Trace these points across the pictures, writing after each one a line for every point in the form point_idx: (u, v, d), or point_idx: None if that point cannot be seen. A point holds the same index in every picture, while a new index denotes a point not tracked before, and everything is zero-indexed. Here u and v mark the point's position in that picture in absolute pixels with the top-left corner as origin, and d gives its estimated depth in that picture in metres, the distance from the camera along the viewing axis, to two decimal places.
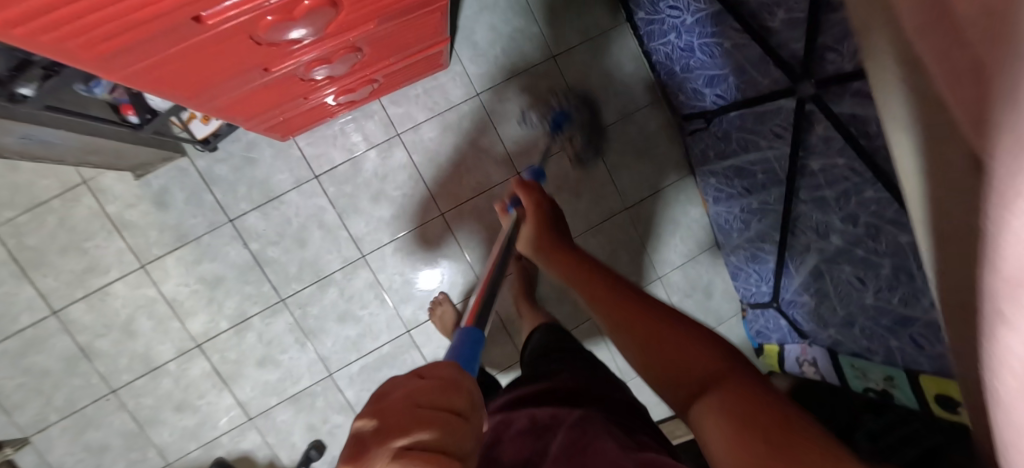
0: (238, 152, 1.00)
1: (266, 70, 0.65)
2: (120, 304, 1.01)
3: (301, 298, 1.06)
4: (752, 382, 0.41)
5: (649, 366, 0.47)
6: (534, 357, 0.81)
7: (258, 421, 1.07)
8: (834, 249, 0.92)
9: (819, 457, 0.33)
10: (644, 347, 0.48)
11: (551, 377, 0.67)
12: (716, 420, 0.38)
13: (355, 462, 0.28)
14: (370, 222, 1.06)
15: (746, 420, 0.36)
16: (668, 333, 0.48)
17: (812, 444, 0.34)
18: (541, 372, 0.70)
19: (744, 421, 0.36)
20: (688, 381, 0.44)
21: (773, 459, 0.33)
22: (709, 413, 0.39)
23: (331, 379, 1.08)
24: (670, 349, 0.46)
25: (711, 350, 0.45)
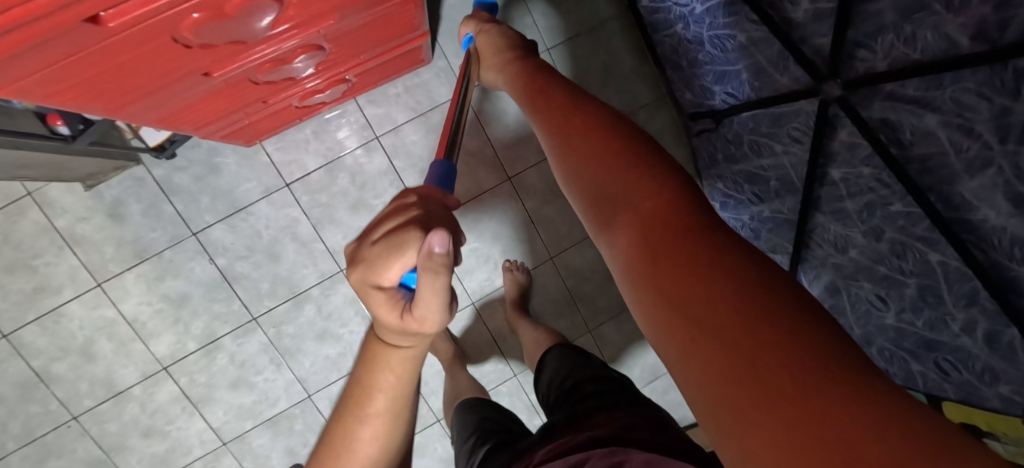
0: (199, 159, 0.91)
1: (207, 74, 0.55)
2: (76, 326, 0.92)
3: (275, 317, 0.97)
4: (682, 200, 0.33)
5: (578, 184, 0.40)
6: (561, 395, 0.67)
7: (233, 445, 1.01)
8: (853, 264, 0.84)
9: (724, 287, 0.26)
10: (580, 168, 0.40)
11: (592, 421, 0.52)
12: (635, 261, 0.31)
13: (358, 263, 0.36)
14: (348, 233, 0.97)
15: (653, 248, 0.31)
16: (605, 150, 0.39)
17: (725, 274, 0.27)
18: (578, 417, 0.55)
19: (650, 248, 0.31)
20: (612, 200, 0.36)
21: (668, 289, 0.28)
22: (617, 239, 0.34)
23: (310, 401, 1.01)
24: (601, 168, 0.38)
25: (649, 172, 0.36)
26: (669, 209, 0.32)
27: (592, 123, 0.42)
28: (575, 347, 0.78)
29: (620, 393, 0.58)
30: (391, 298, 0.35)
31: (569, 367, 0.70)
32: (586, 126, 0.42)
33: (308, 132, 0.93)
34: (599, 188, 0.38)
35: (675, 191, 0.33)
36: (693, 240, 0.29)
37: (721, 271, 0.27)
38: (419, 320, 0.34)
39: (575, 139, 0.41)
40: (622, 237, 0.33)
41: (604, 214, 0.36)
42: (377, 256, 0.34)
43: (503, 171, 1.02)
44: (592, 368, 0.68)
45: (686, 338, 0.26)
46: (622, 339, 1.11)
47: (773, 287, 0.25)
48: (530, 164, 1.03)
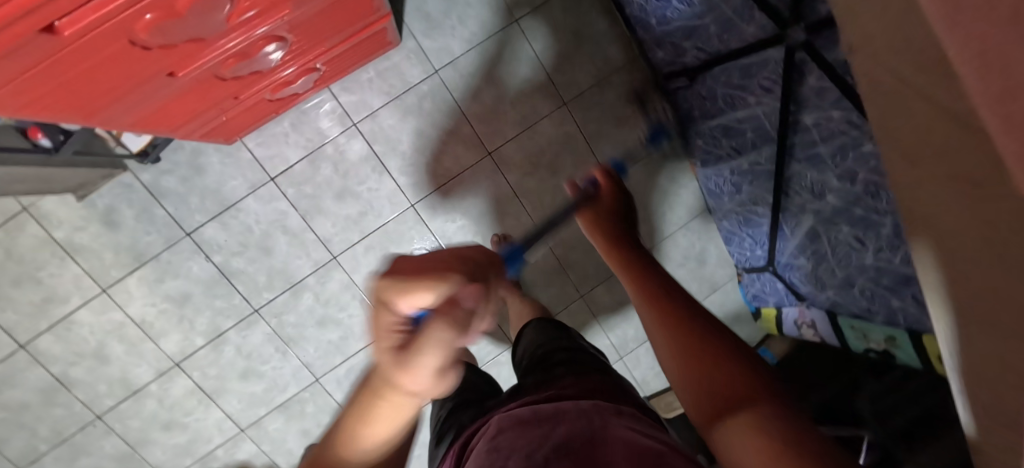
0: (184, 161, 0.93)
1: (173, 74, 0.56)
2: (88, 332, 0.97)
3: (275, 307, 1.01)
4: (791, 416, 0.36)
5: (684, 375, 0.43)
6: (532, 359, 0.70)
7: (250, 431, 1.06)
8: (830, 209, 0.85)
9: None
10: (683, 362, 0.44)
11: (560, 381, 0.56)
12: (753, 443, 0.35)
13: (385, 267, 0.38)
14: (337, 221, 0.99)
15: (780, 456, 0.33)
16: (710, 351, 0.43)
17: None
18: (547, 377, 0.60)
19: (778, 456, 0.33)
20: (723, 398, 0.39)
21: None
22: (737, 437, 0.36)
23: (318, 384, 1.06)
24: (710, 368, 0.42)
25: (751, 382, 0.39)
26: (779, 409, 0.37)
27: (689, 315, 0.47)
28: (553, 320, 0.80)
29: (590, 361, 0.61)
30: (398, 322, 0.37)
31: (541, 338, 0.73)
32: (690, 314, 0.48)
33: (286, 125, 0.94)
34: (704, 386, 0.41)
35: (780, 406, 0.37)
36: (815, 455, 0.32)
37: None
38: (411, 368, 0.36)
39: (678, 323, 0.47)
40: (739, 420, 0.37)
41: (715, 410, 0.39)
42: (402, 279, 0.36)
43: (483, 147, 1.03)
44: (563, 338, 0.72)
45: None
46: (614, 301, 1.14)
47: None
48: (509, 138, 1.04)
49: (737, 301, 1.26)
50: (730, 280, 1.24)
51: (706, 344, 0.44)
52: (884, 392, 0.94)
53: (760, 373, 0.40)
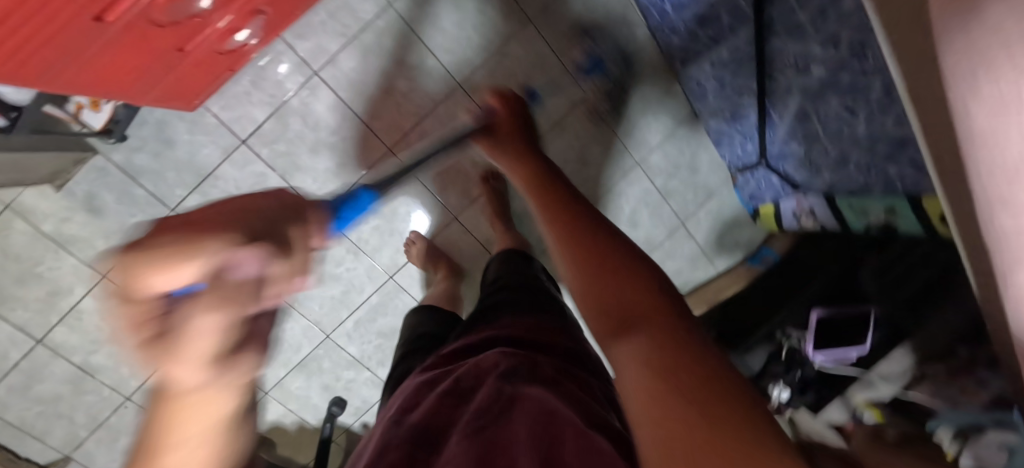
0: (152, 136, 0.91)
1: (100, 19, 0.53)
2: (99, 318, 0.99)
3: None
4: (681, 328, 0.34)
5: (587, 296, 0.40)
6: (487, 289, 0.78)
7: (275, 393, 1.10)
8: (817, 82, 0.81)
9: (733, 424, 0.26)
10: (588, 284, 0.40)
11: (501, 323, 0.65)
12: (633, 356, 0.32)
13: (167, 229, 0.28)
14: (318, 176, 0.99)
15: (663, 368, 0.30)
16: (615, 275, 0.39)
17: (726, 406, 0.27)
18: (490, 315, 0.69)
19: (663, 369, 0.30)
20: (620, 316, 0.37)
21: (677, 411, 0.27)
22: (626, 354, 0.33)
23: (330, 340, 1.08)
24: (611, 290, 0.39)
25: (651, 295, 0.37)
26: (667, 323, 0.35)
27: (600, 239, 0.43)
28: (519, 251, 0.87)
29: (528, 304, 0.70)
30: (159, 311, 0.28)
31: (500, 268, 0.80)
32: (592, 230, 0.45)
33: (246, 83, 0.91)
34: (607, 304, 0.38)
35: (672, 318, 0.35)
36: (702, 365, 0.30)
37: (714, 396, 0.28)
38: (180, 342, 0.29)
39: (589, 236, 0.45)
40: (634, 337, 0.34)
41: (614, 327, 0.36)
42: (185, 237, 0.28)
43: (451, 79, 1.01)
44: (519, 271, 0.79)
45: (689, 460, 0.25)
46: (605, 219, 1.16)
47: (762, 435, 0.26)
48: (478, 66, 1.01)
49: (735, 204, 1.23)
50: (725, 185, 1.21)
51: (607, 250, 0.42)
52: (888, 266, 0.92)
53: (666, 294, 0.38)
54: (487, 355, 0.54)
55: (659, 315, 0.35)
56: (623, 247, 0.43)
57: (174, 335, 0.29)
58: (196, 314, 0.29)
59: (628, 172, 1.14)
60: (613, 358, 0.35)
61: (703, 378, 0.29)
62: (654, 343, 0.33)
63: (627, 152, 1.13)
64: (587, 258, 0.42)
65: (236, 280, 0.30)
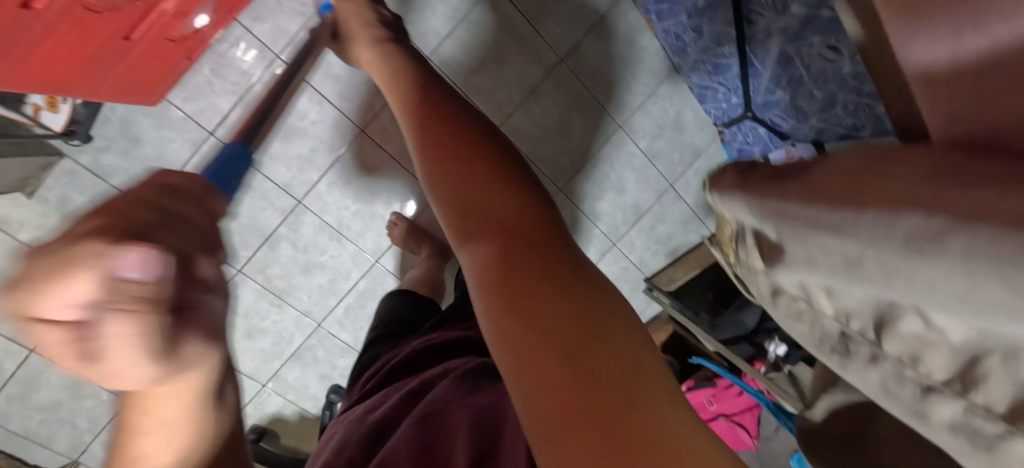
0: (118, 134, 0.89)
1: (27, 6, 0.50)
2: None
3: (257, 264, 1.00)
4: (549, 243, 0.33)
5: (450, 197, 0.38)
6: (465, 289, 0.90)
7: (272, 385, 1.09)
8: (798, 20, 0.80)
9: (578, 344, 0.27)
10: (453, 187, 0.38)
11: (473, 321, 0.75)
12: (489, 270, 0.32)
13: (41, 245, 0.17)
14: (291, 163, 0.96)
15: (518, 287, 0.30)
16: (484, 181, 0.37)
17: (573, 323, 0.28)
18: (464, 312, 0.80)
19: (517, 288, 0.30)
20: (482, 224, 0.35)
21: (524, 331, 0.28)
22: (482, 266, 0.33)
23: (322, 329, 1.07)
24: (477, 195, 0.37)
25: (519, 203, 0.36)
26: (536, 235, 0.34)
27: (479, 145, 0.40)
28: None
29: None
30: (65, 353, 0.16)
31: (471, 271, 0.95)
32: (453, 136, 0.42)
33: (207, 72, 0.88)
34: (471, 210, 0.36)
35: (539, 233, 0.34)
36: (559, 284, 0.30)
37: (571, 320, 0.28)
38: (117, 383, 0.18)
39: (450, 144, 0.41)
40: (492, 249, 0.33)
41: (470, 232, 0.35)
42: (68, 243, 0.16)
43: None
44: None
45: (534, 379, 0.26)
46: (593, 187, 1.13)
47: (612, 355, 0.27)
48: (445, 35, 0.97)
49: (724, 162, 1.20)
50: (712, 142, 1.18)
51: (466, 159, 0.39)
52: None
53: (540, 204, 0.37)
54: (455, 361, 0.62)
55: (515, 226, 0.34)
56: (486, 149, 0.40)
57: (89, 362, 0.17)
58: (98, 333, 0.16)
59: (611, 135, 1.10)
60: (466, 265, 0.35)
61: (548, 299, 0.29)
62: (504, 264, 0.32)
63: (609, 116, 1.09)
64: (445, 169, 0.39)
65: (127, 294, 0.17)
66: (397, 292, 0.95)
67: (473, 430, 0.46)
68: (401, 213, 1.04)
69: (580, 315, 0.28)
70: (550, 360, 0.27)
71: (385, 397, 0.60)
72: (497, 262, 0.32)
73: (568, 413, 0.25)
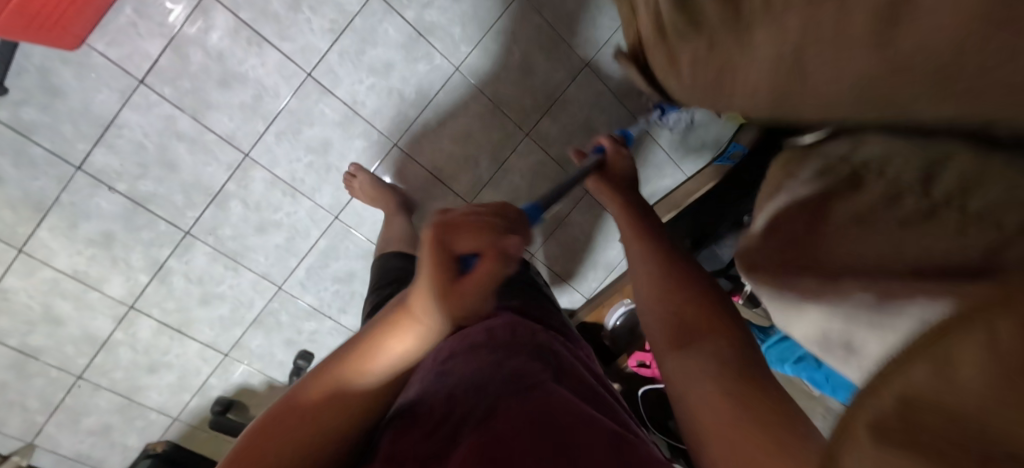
0: (36, 85, 0.80)
1: None
2: (26, 296, 0.91)
3: (206, 224, 0.94)
4: (741, 354, 0.45)
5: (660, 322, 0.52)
6: None
7: (235, 354, 1.04)
8: None
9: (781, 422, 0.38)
10: (661, 307, 0.53)
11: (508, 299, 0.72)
12: (702, 370, 0.45)
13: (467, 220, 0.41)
14: (233, 114, 0.89)
15: (731, 383, 0.42)
16: (691, 308, 0.51)
17: (774, 411, 0.39)
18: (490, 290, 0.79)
19: (731, 384, 0.42)
20: (686, 335, 0.49)
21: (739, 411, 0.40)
22: (695, 367, 0.45)
23: (283, 292, 1.02)
24: (685, 315, 0.50)
25: (719, 323, 0.49)
26: (731, 347, 0.46)
27: (680, 280, 0.54)
28: None
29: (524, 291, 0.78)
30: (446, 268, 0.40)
31: None
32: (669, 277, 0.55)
33: (129, 13, 0.80)
34: (678, 327, 0.50)
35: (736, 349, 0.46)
36: (759, 386, 0.41)
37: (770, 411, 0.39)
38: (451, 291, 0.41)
39: (664, 283, 0.54)
40: (696, 353, 0.46)
41: (675, 341, 0.49)
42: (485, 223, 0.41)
43: None
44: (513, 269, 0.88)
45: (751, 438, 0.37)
46: (563, 132, 1.08)
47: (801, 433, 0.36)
48: None
49: None
50: None
51: (694, 300, 0.51)
52: None
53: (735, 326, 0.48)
54: (519, 323, 0.59)
55: (724, 349, 0.46)
56: (691, 286, 0.53)
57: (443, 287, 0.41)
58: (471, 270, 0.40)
59: (577, 74, 1.05)
60: (670, 368, 0.48)
61: (751, 386, 0.41)
62: (715, 360, 0.45)
63: (575, 54, 1.03)
64: (660, 293, 0.54)
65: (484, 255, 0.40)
66: (401, 253, 0.90)
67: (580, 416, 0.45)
68: (358, 164, 0.97)
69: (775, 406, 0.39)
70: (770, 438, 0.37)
71: (451, 350, 0.55)
72: (718, 373, 0.43)
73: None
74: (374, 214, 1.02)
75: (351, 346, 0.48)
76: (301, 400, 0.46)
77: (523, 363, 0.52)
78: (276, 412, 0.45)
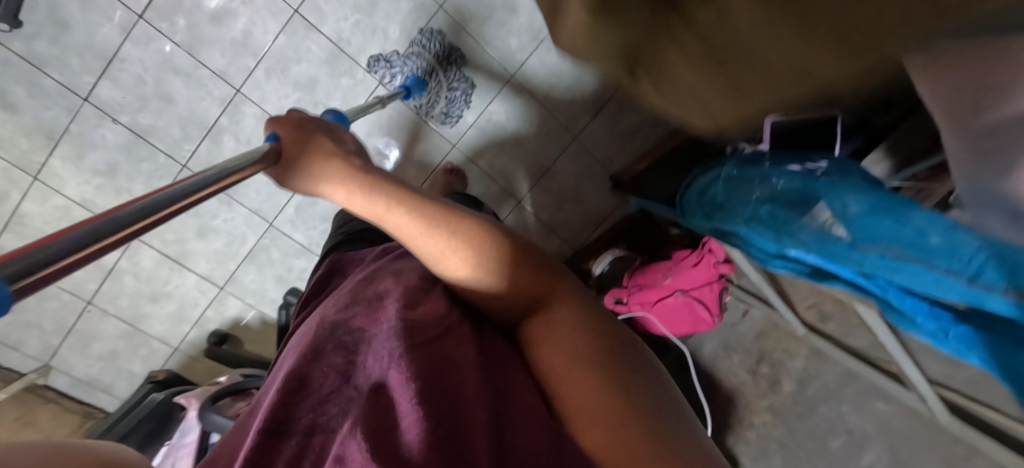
0: (44, 19, 0.84)
1: None
2: (41, 222, 0.98)
3: (201, 159, 0.99)
4: (583, 313, 0.44)
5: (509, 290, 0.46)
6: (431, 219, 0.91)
7: (230, 287, 1.10)
8: None
9: (622, 401, 0.37)
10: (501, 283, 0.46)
11: None
12: (551, 343, 0.43)
13: None
14: (225, 49, 0.93)
15: (578, 353, 0.41)
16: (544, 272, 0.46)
17: (615, 386, 0.39)
18: None
19: (577, 353, 0.41)
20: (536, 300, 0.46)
21: (592, 389, 0.39)
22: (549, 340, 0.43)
23: (274, 228, 1.07)
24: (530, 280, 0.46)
25: (560, 280, 0.47)
26: (575, 310, 0.45)
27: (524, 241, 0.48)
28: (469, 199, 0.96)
29: None
30: None
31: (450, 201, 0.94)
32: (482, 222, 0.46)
33: None
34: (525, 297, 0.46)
35: (576, 311, 0.45)
36: (608, 359, 0.40)
37: (611, 389, 0.38)
38: None
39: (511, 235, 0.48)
40: (550, 323, 0.44)
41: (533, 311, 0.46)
42: None
43: None
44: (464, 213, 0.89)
45: (602, 417, 0.37)
46: (550, 75, 1.07)
47: (642, 414, 0.37)
48: None
49: None
50: None
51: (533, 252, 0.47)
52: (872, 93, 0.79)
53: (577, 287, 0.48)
54: (428, 269, 0.55)
55: (565, 295, 0.46)
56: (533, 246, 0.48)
57: None
58: None
59: None
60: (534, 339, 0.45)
61: (597, 355, 0.41)
62: (564, 331, 0.43)
63: None
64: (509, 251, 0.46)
65: None
66: None
67: (484, 372, 0.40)
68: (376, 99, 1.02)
69: (619, 383, 0.39)
70: (637, 409, 0.37)
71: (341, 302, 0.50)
72: (560, 326, 0.43)
73: (625, 437, 0.35)
74: (373, 141, 1.02)
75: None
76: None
77: (426, 308, 0.45)
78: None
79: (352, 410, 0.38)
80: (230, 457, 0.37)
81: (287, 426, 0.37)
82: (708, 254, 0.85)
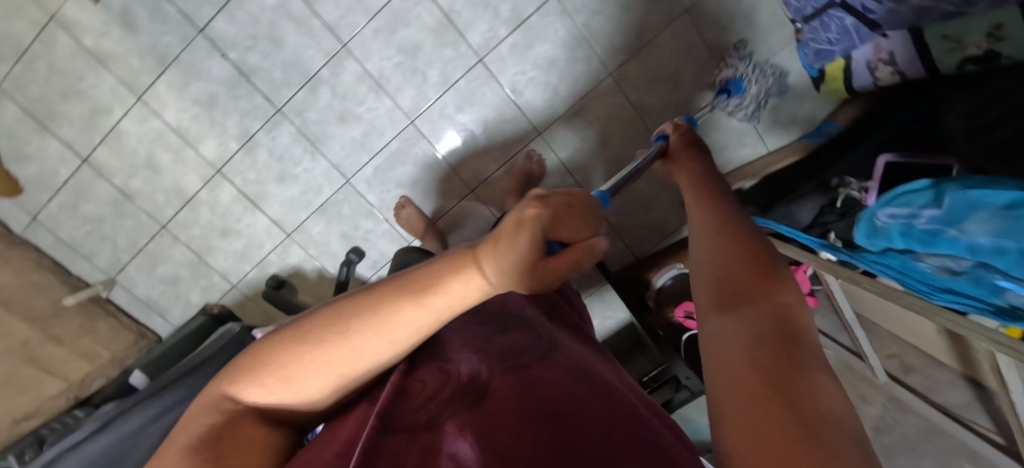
0: None
1: None
2: (136, 141, 1.02)
3: (297, 105, 1.01)
4: (785, 330, 0.29)
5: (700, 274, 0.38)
6: None
7: (296, 236, 1.11)
8: None
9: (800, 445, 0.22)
10: (700, 262, 0.39)
11: None
12: (727, 347, 0.30)
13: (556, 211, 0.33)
14: (341, 2, 0.94)
15: (761, 363, 0.27)
16: (750, 263, 0.35)
17: (804, 425, 0.23)
18: None
19: (759, 362, 0.27)
20: (727, 295, 0.34)
21: (762, 409, 0.25)
22: (724, 340, 0.30)
23: (350, 185, 1.08)
24: (723, 270, 0.36)
25: (772, 281, 0.34)
26: (777, 323, 0.30)
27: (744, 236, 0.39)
28: None
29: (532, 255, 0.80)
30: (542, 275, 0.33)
31: None
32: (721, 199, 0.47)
33: None
34: (715, 285, 0.35)
35: (774, 322, 0.30)
36: (798, 384, 0.25)
37: (791, 424, 0.23)
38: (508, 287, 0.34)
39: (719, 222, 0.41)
40: (729, 322, 0.31)
41: (715, 302, 0.34)
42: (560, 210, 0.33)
43: None
44: None
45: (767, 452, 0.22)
46: (648, 79, 1.04)
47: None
48: None
49: (798, 70, 1.07)
50: (787, 45, 1.05)
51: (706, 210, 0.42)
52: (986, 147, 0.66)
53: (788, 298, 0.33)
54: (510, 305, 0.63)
55: (772, 301, 0.32)
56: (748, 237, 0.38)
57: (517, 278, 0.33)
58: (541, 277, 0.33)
59: (674, 20, 1.01)
60: (706, 337, 0.33)
61: (783, 374, 0.26)
62: (748, 337, 0.29)
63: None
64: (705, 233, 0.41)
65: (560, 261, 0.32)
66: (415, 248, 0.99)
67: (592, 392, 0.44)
68: (472, 73, 1.01)
69: (803, 419, 0.23)
70: (783, 343, 0.28)
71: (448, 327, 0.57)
72: (744, 329, 0.30)
73: (760, 368, 0.27)
74: (460, 115, 1.04)
75: (288, 331, 0.38)
76: (250, 398, 0.39)
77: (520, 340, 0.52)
78: (227, 417, 0.38)
79: (460, 399, 0.42)
80: (348, 435, 0.39)
81: (396, 424, 0.39)
82: (793, 284, 0.84)
